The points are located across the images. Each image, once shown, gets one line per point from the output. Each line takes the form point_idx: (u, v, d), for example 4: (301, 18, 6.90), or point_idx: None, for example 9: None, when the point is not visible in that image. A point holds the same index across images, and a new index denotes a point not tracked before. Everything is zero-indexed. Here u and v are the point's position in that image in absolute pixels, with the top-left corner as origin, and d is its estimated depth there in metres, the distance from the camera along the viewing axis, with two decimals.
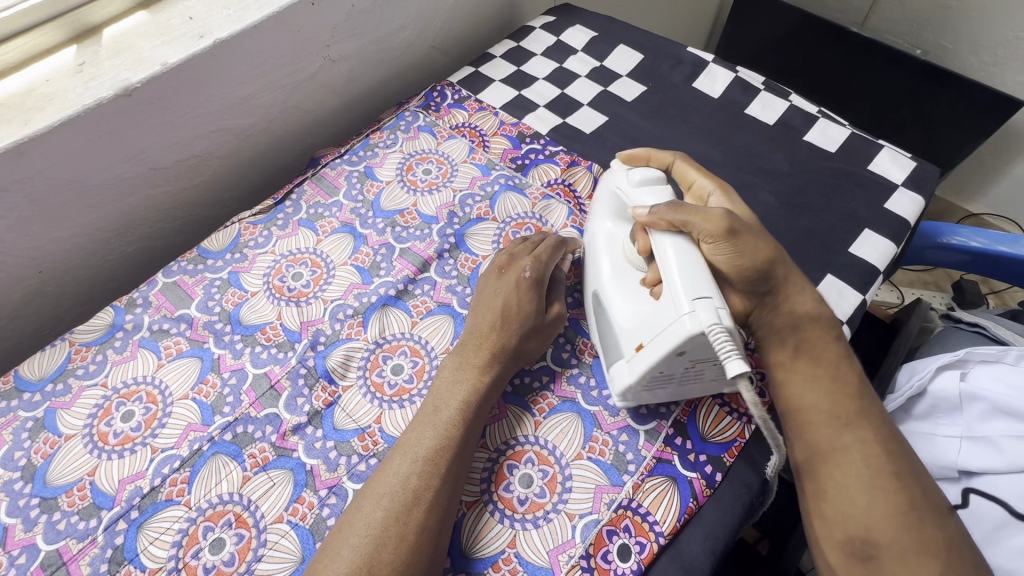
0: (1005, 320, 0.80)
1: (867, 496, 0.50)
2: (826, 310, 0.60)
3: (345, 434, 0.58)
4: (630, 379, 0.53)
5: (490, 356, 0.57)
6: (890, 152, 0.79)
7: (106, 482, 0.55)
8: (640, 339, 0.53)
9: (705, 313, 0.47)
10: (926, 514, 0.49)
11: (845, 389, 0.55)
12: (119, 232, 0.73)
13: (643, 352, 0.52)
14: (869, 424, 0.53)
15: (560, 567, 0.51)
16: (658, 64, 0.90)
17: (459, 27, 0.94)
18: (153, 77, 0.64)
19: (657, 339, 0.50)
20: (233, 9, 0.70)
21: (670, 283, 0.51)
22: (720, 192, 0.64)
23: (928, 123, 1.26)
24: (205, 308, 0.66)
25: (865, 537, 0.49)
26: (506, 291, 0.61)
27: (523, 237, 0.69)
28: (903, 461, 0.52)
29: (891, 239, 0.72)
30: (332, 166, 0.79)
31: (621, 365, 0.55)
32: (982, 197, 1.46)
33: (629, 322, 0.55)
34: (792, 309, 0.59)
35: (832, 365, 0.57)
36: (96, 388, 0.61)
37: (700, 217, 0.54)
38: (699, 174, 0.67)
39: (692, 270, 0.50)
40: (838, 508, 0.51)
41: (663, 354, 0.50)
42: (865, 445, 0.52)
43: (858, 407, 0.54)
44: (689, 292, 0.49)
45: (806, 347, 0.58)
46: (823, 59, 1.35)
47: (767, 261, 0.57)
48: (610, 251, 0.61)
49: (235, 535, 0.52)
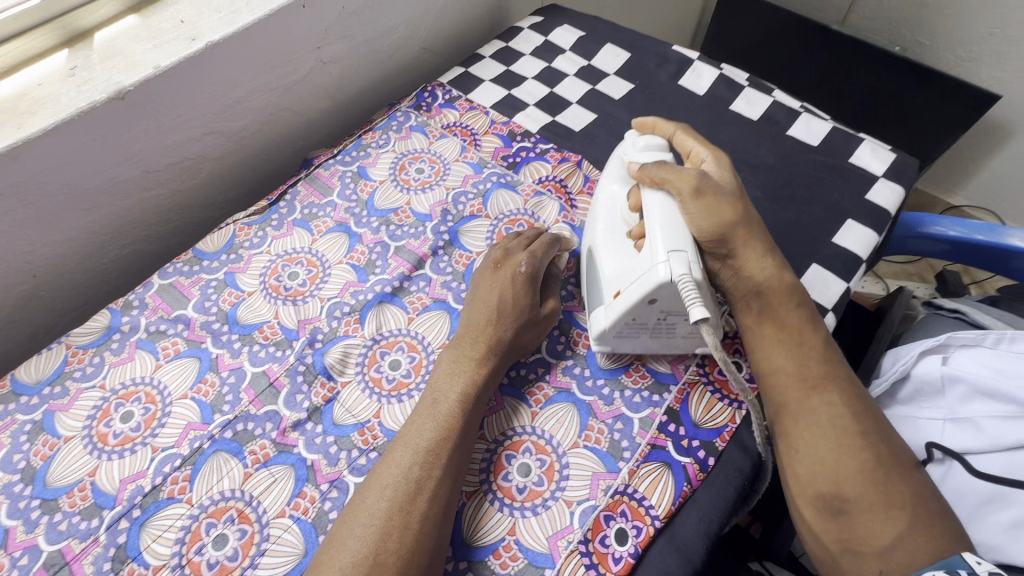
0: (983, 305, 0.83)
1: (836, 454, 0.52)
2: (789, 279, 0.60)
3: (344, 429, 0.59)
4: (606, 323, 0.58)
5: (487, 349, 0.59)
6: (871, 145, 0.82)
7: (107, 482, 0.55)
8: (618, 287, 0.58)
9: (678, 264, 0.52)
10: (892, 470, 0.51)
11: (810, 353, 0.57)
12: (113, 235, 0.73)
13: (619, 298, 0.57)
14: (835, 388, 0.55)
15: (559, 553, 0.52)
16: (645, 62, 0.92)
17: (448, 27, 0.95)
18: (146, 80, 0.64)
19: (633, 285, 0.55)
20: (224, 12, 0.70)
21: (651, 237, 0.56)
22: (713, 159, 0.65)
23: (909, 118, 1.29)
24: (201, 309, 0.67)
25: (835, 493, 0.51)
26: (502, 285, 0.62)
27: (518, 233, 0.70)
28: (869, 420, 0.54)
29: (873, 228, 0.74)
30: (325, 166, 0.80)
31: (600, 311, 0.60)
32: (962, 190, 1.49)
33: (611, 273, 0.59)
34: (754, 276, 0.60)
35: (797, 330, 0.58)
36: (94, 390, 0.61)
37: (676, 175, 0.59)
38: (698, 142, 0.67)
39: (673, 227, 0.56)
40: (809, 466, 0.53)
41: (636, 299, 0.55)
42: (832, 406, 0.54)
43: (824, 370, 0.57)
44: (666, 245, 0.54)
45: (770, 313, 0.59)
46: (805, 56, 1.38)
47: (732, 224, 0.59)
48: (608, 211, 0.65)
49: (238, 530, 0.53)
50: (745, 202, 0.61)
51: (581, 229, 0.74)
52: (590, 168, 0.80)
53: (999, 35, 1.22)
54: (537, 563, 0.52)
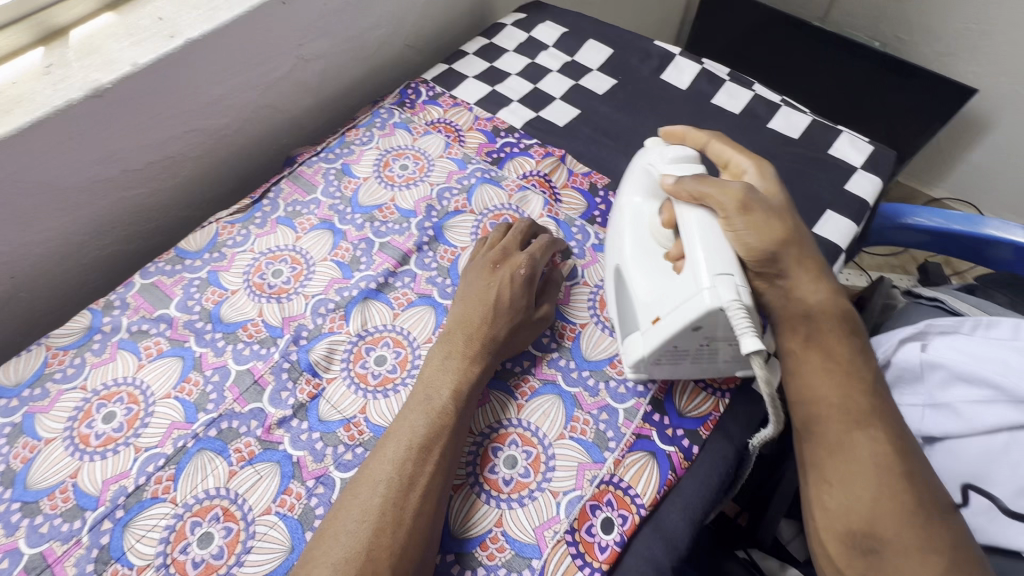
0: (961, 294, 0.85)
1: (875, 494, 0.51)
2: (840, 305, 0.58)
3: (330, 425, 0.58)
4: (645, 349, 0.55)
5: (482, 348, 0.59)
6: (850, 137, 0.83)
7: (89, 484, 0.55)
8: (657, 312, 0.55)
9: (727, 290, 0.49)
10: (933, 514, 0.50)
11: (858, 385, 0.55)
12: (93, 235, 0.72)
13: (659, 324, 0.54)
14: (880, 424, 0.53)
15: (546, 543, 0.52)
16: (628, 58, 0.92)
17: (431, 25, 0.95)
18: (124, 77, 0.64)
19: (676, 311, 0.53)
20: (203, 10, 0.70)
21: (693, 258, 0.53)
22: (755, 170, 0.63)
23: (894, 113, 1.31)
24: (184, 308, 0.66)
25: (868, 531, 0.50)
26: (499, 285, 0.62)
27: (507, 227, 0.69)
28: (913, 460, 0.52)
29: (851, 219, 0.75)
30: (309, 164, 0.79)
31: (636, 336, 0.57)
32: (942, 182, 1.52)
33: (649, 295, 0.57)
34: (801, 300, 0.58)
35: (845, 360, 0.56)
36: (75, 391, 0.60)
37: (719, 191, 0.56)
38: (736, 151, 0.65)
39: (715, 247, 0.53)
40: (842, 502, 0.52)
41: (679, 326, 0.52)
42: (875, 443, 0.52)
43: (871, 404, 0.54)
44: (711, 268, 0.51)
45: (816, 339, 0.57)
46: (788, 52, 1.39)
47: (782, 242, 0.56)
48: (635, 224, 0.62)
49: (223, 528, 0.53)
50: (795, 218, 0.59)
51: (565, 223, 0.74)
52: (574, 163, 0.81)
53: (975, 29, 1.24)
54: (525, 553, 0.52)
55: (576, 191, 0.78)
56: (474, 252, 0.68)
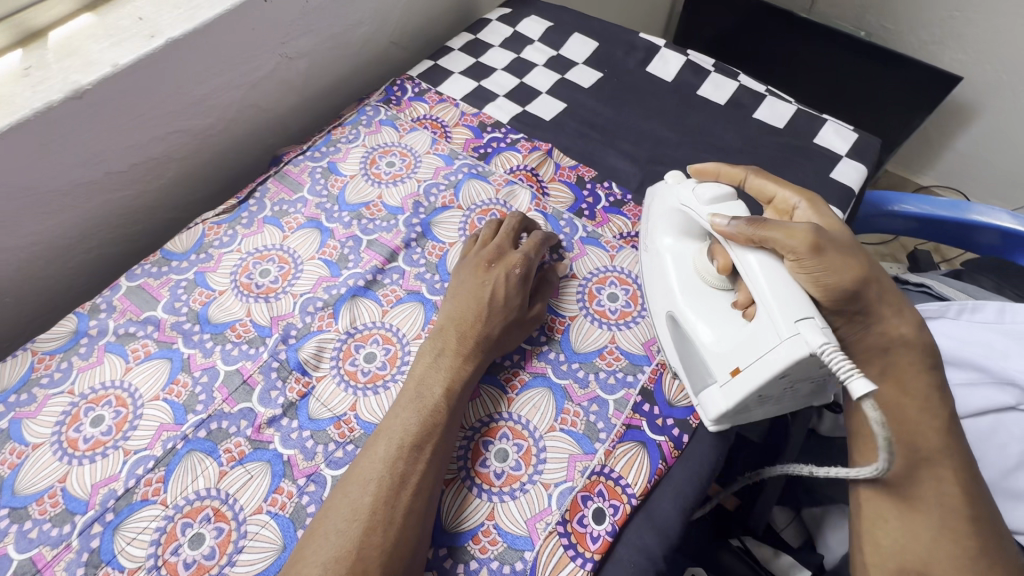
0: (947, 279, 0.85)
1: (933, 534, 0.52)
2: (923, 337, 0.56)
3: (320, 423, 0.58)
4: (727, 403, 0.53)
5: (475, 346, 0.58)
6: (834, 125, 0.84)
7: (78, 488, 0.55)
8: (736, 362, 0.52)
9: (813, 335, 0.47)
10: (992, 562, 0.51)
11: (931, 423, 0.55)
12: (78, 239, 0.71)
13: (741, 376, 0.52)
14: (950, 463, 0.54)
15: (538, 535, 0.52)
16: (613, 51, 0.93)
17: (416, 21, 0.95)
18: (104, 78, 0.63)
19: (759, 362, 0.50)
20: (183, 9, 0.69)
21: (764, 304, 0.51)
22: (808, 204, 0.60)
23: (882, 105, 1.32)
24: (171, 310, 0.66)
25: (921, 571, 0.52)
26: (492, 282, 0.62)
27: (497, 223, 0.69)
28: (981, 505, 0.53)
29: (837, 207, 0.76)
30: (295, 163, 0.79)
31: (715, 389, 0.55)
32: (929, 170, 1.53)
33: (722, 346, 0.55)
34: (885, 331, 0.55)
35: (921, 397, 0.55)
36: (63, 395, 0.60)
37: (785, 234, 0.52)
38: (779, 186, 0.62)
39: (785, 288, 0.50)
40: (898, 540, 0.53)
41: (768, 377, 0.49)
42: (941, 484, 0.53)
43: (945, 444, 0.54)
44: (789, 314, 0.49)
45: (895, 373, 0.56)
46: (775, 44, 1.40)
47: (859, 281, 0.52)
48: (680, 266, 0.62)
49: (214, 529, 0.52)
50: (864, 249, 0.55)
51: (553, 216, 0.74)
52: (561, 156, 0.81)
53: (959, 17, 1.25)
54: (517, 545, 0.52)
55: (563, 185, 0.78)
56: (465, 250, 0.68)
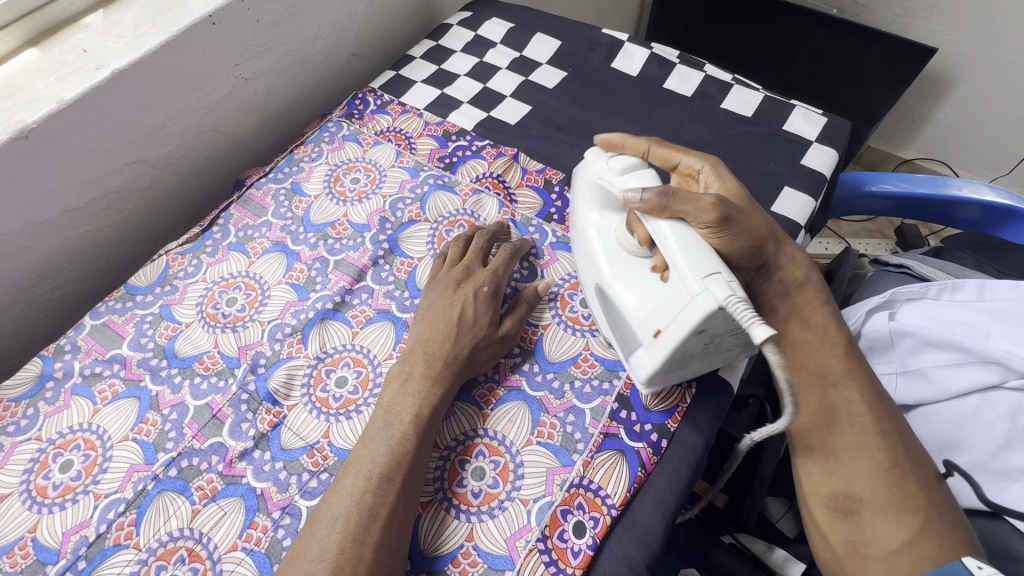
0: (927, 257, 0.84)
1: (851, 452, 0.54)
2: (815, 277, 0.63)
3: (293, 453, 0.57)
4: (653, 366, 0.52)
5: (443, 368, 0.57)
6: (804, 110, 0.82)
7: (49, 537, 0.54)
8: (655, 325, 0.51)
9: (719, 288, 0.46)
10: (907, 472, 0.52)
11: (832, 351, 0.59)
12: (40, 278, 0.70)
13: (662, 338, 0.51)
14: (856, 385, 0.57)
15: (518, 553, 0.52)
16: (577, 49, 0.91)
17: (376, 32, 0.93)
18: (50, 115, 0.62)
19: (675, 323, 0.49)
20: (130, 38, 0.68)
21: (676, 265, 0.50)
22: (710, 168, 0.64)
23: (863, 73, 1.29)
24: (137, 346, 0.65)
25: (848, 492, 0.53)
26: (461, 303, 0.61)
27: (465, 239, 0.68)
28: (888, 419, 0.55)
29: (809, 193, 0.75)
30: (257, 186, 0.77)
31: (641, 353, 0.54)
32: (912, 143, 1.52)
33: (641, 310, 0.54)
34: (783, 278, 0.62)
35: (822, 327, 0.61)
36: (30, 442, 0.59)
37: (693, 206, 0.53)
38: (682, 153, 0.65)
39: (695, 247, 0.50)
40: (825, 465, 0.55)
41: (683, 336, 0.48)
42: (851, 405, 0.56)
43: (847, 366, 0.58)
44: (697, 271, 0.48)
45: (798, 313, 0.62)
46: (750, 28, 1.38)
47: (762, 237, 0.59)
48: (604, 241, 0.61)
49: (189, 570, 0.51)
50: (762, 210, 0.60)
51: (522, 224, 0.74)
52: (528, 160, 0.79)
53: None
54: (497, 565, 0.51)
55: (531, 190, 0.77)
56: (434, 270, 0.67)
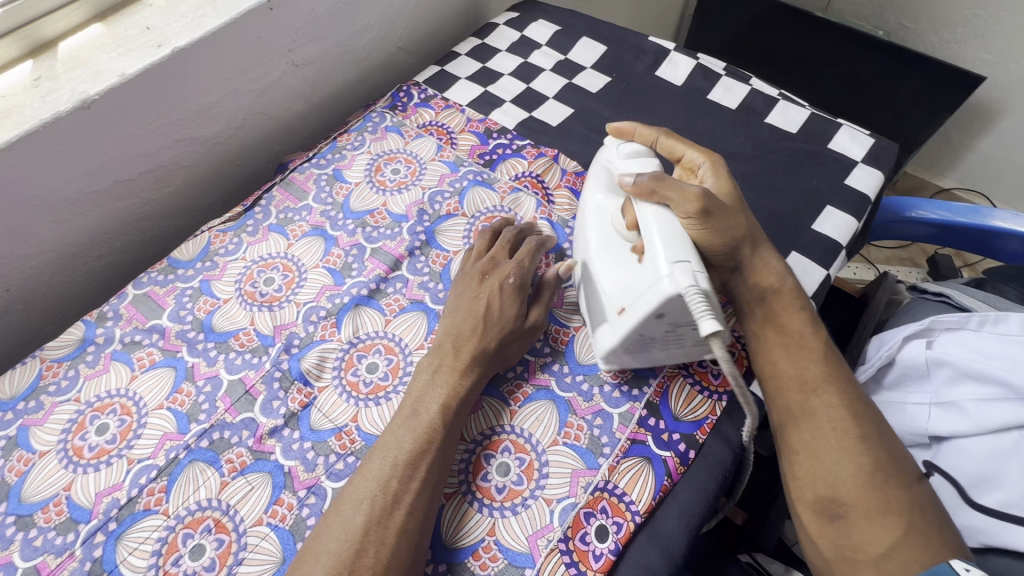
0: (969, 288, 0.82)
1: (833, 457, 0.53)
2: (789, 281, 0.62)
3: (322, 434, 0.58)
4: (613, 342, 0.55)
5: (472, 359, 0.57)
6: (850, 130, 0.81)
7: (82, 496, 0.55)
8: (622, 303, 0.53)
9: (683, 276, 0.48)
10: (890, 475, 0.51)
11: (811, 356, 0.58)
12: (88, 245, 0.72)
13: (624, 316, 0.53)
14: (837, 388, 0.56)
15: (539, 552, 0.51)
16: (622, 55, 0.91)
17: (423, 27, 0.94)
18: (112, 88, 0.64)
19: (638, 302, 0.51)
20: (191, 18, 0.69)
21: (651, 248, 0.52)
22: (709, 165, 0.65)
23: (904, 99, 1.26)
24: (176, 318, 0.66)
25: (832, 497, 0.52)
26: (488, 295, 0.61)
27: (493, 232, 0.68)
28: (869, 422, 0.54)
29: (852, 214, 0.74)
30: (300, 170, 0.79)
31: (605, 328, 0.56)
32: (952, 172, 1.49)
33: (613, 287, 0.55)
34: (758, 283, 0.62)
35: (798, 333, 0.60)
36: (69, 403, 0.60)
37: (679, 194, 0.55)
38: (687, 146, 0.66)
39: (673, 235, 0.52)
40: (807, 469, 0.54)
41: (642, 316, 0.51)
42: (832, 408, 0.55)
43: (826, 372, 0.57)
44: (669, 255, 0.50)
45: (773, 318, 0.61)
46: (791, 46, 1.36)
47: (738, 238, 0.59)
48: (600, 223, 0.61)
49: (215, 540, 0.52)
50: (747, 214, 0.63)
51: (559, 225, 0.74)
52: (568, 162, 0.80)
53: (982, 15, 1.21)
54: (517, 563, 0.51)
55: (568, 192, 0.77)
56: (461, 263, 0.67)
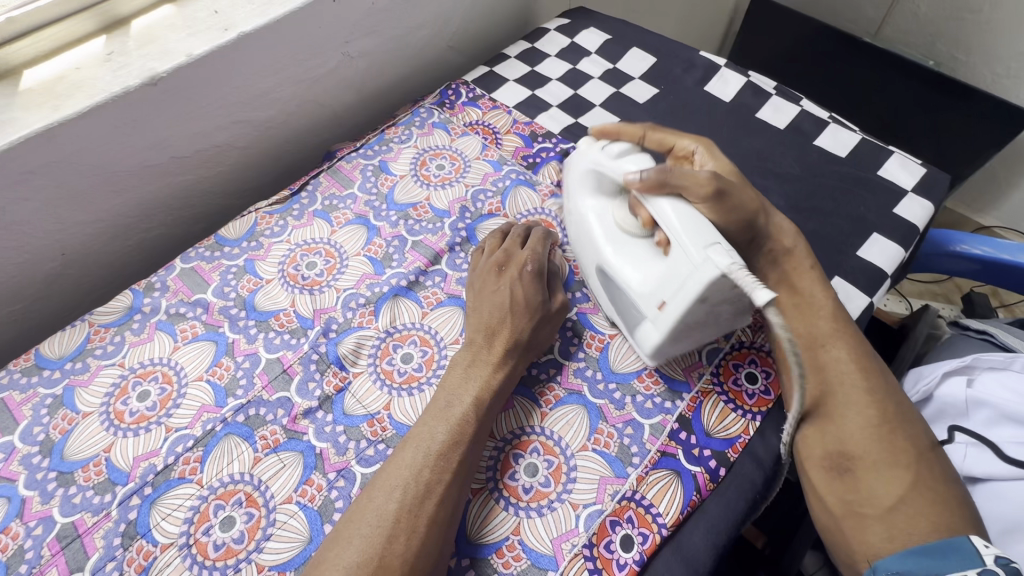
0: (1014, 328, 0.80)
1: (841, 411, 0.54)
2: (802, 244, 0.64)
3: (354, 419, 0.59)
4: (659, 338, 0.56)
5: (506, 352, 0.58)
6: (901, 158, 0.80)
7: (121, 459, 0.56)
8: (661, 297, 0.54)
9: (719, 257, 0.48)
10: (897, 428, 0.53)
11: (819, 314, 0.60)
12: (140, 217, 0.75)
13: (667, 309, 0.53)
14: (846, 344, 0.58)
15: (563, 556, 0.51)
16: (671, 67, 0.91)
17: (475, 27, 0.95)
18: (180, 67, 0.66)
19: (678, 294, 0.52)
20: (257, 4, 0.71)
21: (675, 239, 0.52)
22: (704, 150, 0.68)
23: (949, 131, 1.23)
24: (220, 294, 0.68)
25: (842, 451, 0.53)
26: (509, 285, 0.61)
27: (501, 231, 0.69)
28: (876, 376, 0.56)
29: (900, 244, 0.72)
30: (347, 159, 0.80)
31: (647, 326, 0.57)
32: (994, 210, 1.45)
33: (644, 285, 0.56)
34: (773, 248, 0.63)
35: (809, 293, 0.61)
36: (114, 367, 0.62)
37: (692, 180, 0.56)
38: (676, 137, 0.69)
39: (694, 221, 0.52)
40: (817, 425, 0.55)
41: (689, 304, 0.51)
42: (840, 363, 0.56)
43: (835, 328, 0.59)
44: (698, 242, 0.50)
45: (787, 280, 0.63)
46: (836, 68, 1.34)
47: (752, 213, 0.61)
48: (603, 224, 0.63)
49: (245, 513, 0.53)
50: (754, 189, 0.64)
51: None
52: None
53: None
54: (541, 564, 0.51)
55: None
56: (473, 261, 0.67)
